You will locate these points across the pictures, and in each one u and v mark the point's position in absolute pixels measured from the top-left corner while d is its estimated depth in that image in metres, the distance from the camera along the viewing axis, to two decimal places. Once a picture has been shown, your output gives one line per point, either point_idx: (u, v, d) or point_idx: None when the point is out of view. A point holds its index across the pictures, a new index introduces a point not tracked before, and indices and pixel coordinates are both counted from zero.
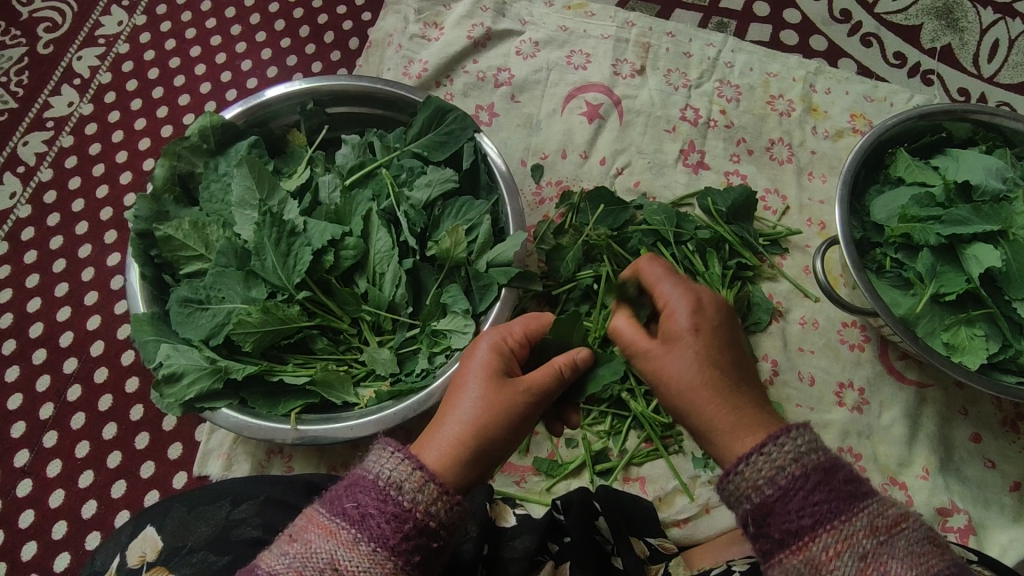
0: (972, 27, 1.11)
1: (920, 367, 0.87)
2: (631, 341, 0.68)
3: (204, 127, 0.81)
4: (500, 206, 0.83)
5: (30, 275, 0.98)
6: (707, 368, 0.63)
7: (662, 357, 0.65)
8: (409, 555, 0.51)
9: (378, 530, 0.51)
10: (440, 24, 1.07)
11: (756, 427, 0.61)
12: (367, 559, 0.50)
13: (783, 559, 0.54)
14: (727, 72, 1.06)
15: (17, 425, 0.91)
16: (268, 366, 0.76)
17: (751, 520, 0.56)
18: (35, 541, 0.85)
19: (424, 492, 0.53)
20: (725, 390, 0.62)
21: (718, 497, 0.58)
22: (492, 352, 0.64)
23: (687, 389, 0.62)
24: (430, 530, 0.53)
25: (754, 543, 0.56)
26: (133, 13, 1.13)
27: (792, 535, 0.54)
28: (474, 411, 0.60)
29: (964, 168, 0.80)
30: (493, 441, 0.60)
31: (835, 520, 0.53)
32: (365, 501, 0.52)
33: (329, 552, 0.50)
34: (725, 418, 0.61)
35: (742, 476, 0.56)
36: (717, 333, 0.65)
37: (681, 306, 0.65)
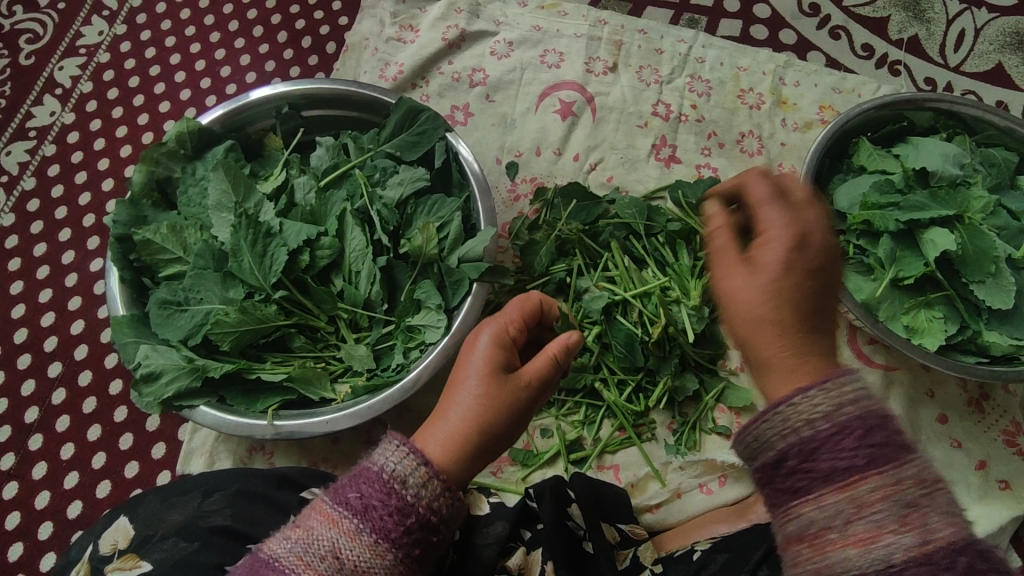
0: (939, 18, 1.13)
1: (888, 350, 0.89)
2: (715, 247, 0.58)
3: (181, 133, 0.83)
4: (472, 203, 0.85)
5: (14, 282, 1.00)
6: (781, 298, 0.52)
7: (722, 276, 0.56)
8: (409, 548, 0.53)
9: (379, 522, 0.52)
10: (415, 26, 1.09)
11: (804, 368, 0.52)
12: (369, 549, 0.52)
13: (824, 493, 0.49)
14: (698, 67, 1.08)
15: (4, 429, 0.92)
16: (246, 364, 0.78)
17: (797, 450, 0.50)
18: (22, 542, 0.87)
19: (427, 489, 0.54)
20: (786, 323, 0.53)
21: (753, 431, 0.52)
22: (488, 342, 0.62)
23: (744, 316, 0.54)
24: (433, 525, 0.55)
25: (792, 476, 0.50)
26: (114, 23, 1.15)
27: (840, 468, 0.49)
28: (471, 404, 0.60)
29: (923, 155, 0.83)
30: (489, 432, 0.59)
31: (887, 465, 0.48)
32: (368, 492, 0.53)
33: (331, 539, 0.52)
34: (778, 352, 0.52)
35: (795, 408, 0.50)
36: (818, 282, 0.53)
37: (781, 241, 0.53)
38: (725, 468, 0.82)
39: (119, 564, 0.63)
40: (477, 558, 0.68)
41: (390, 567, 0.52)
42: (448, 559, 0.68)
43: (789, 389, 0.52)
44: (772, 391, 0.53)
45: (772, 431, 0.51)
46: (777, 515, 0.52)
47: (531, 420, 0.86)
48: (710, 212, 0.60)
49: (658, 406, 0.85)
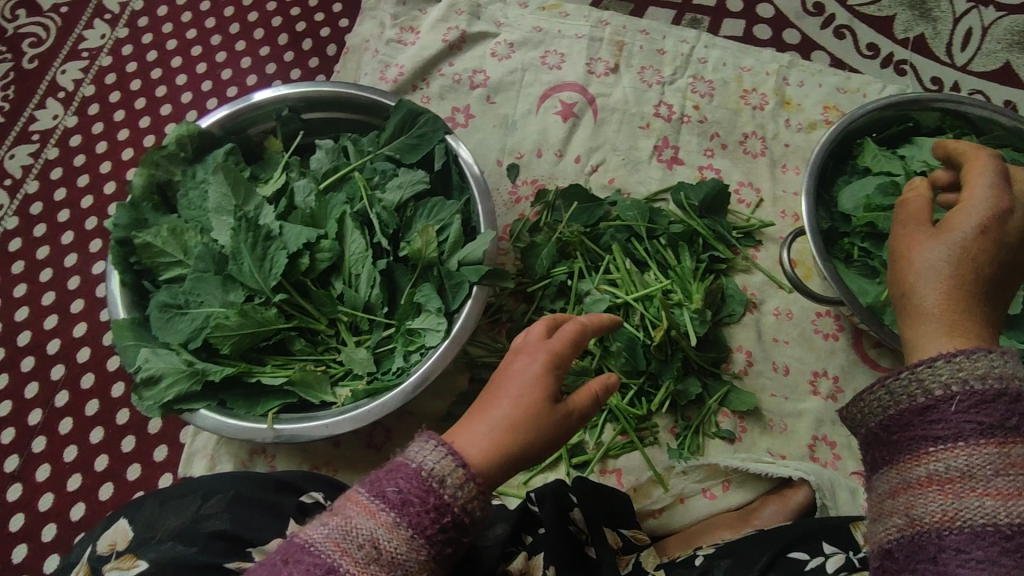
0: (945, 17, 1.12)
1: (894, 354, 0.88)
2: (910, 208, 0.63)
3: (181, 136, 0.83)
4: (472, 205, 0.85)
5: (18, 285, 1.00)
6: (966, 263, 0.56)
7: (916, 241, 0.60)
8: (442, 547, 0.49)
9: (417, 518, 0.48)
10: (416, 28, 1.09)
11: (970, 333, 0.55)
12: (405, 543, 0.47)
13: (977, 444, 0.47)
14: (701, 67, 1.07)
15: (7, 431, 0.93)
16: (246, 368, 0.78)
17: (959, 399, 0.48)
18: (25, 544, 0.87)
19: (464, 489, 0.50)
20: (944, 294, 0.56)
21: (876, 392, 0.52)
22: (543, 362, 0.56)
23: (933, 277, 0.57)
24: (465, 525, 0.50)
25: (935, 420, 0.49)
26: (115, 26, 1.16)
27: (1000, 425, 0.47)
28: (518, 423, 0.54)
29: (930, 156, 0.82)
30: (529, 455, 0.55)
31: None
32: (407, 487, 0.49)
33: (369, 530, 0.47)
34: (942, 316, 0.56)
35: (976, 360, 0.50)
36: (998, 253, 0.57)
37: (983, 202, 0.58)
38: (728, 472, 0.81)
39: (116, 564, 0.62)
40: (479, 559, 0.67)
41: (422, 564, 0.48)
42: (448, 560, 0.67)
43: (928, 348, 0.55)
44: (919, 343, 0.56)
45: (930, 376, 0.50)
46: (897, 460, 0.50)
47: None
48: (912, 184, 0.66)
49: (661, 410, 0.84)
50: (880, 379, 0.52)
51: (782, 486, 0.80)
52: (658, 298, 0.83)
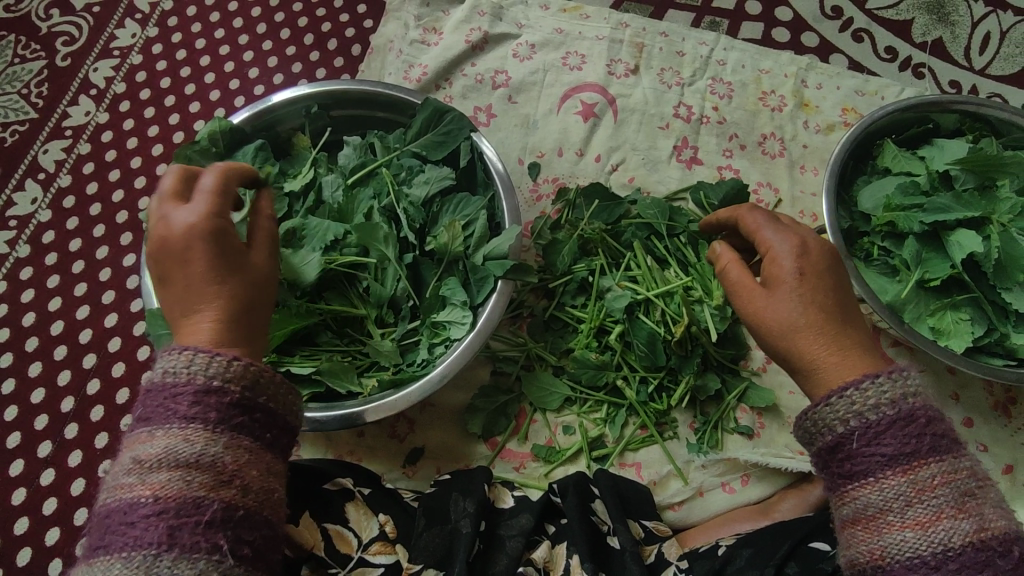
0: (963, 21, 1.13)
1: (912, 353, 0.89)
2: (733, 281, 0.65)
3: (213, 131, 0.85)
4: (497, 202, 0.87)
5: (51, 276, 1.03)
6: (812, 305, 0.60)
7: (757, 306, 0.62)
8: (205, 414, 0.51)
9: (170, 411, 0.51)
10: (439, 29, 1.11)
11: (858, 358, 0.59)
12: (170, 437, 0.50)
13: (884, 476, 0.54)
14: (720, 69, 1.08)
15: (40, 418, 0.95)
16: (276, 357, 0.80)
17: (862, 433, 0.55)
18: (58, 527, 0.90)
19: (197, 362, 0.52)
20: (813, 334, 0.60)
21: (806, 422, 0.58)
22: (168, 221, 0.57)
23: (793, 334, 0.60)
24: (220, 388, 0.52)
25: (851, 459, 0.55)
26: (146, 26, 1.18)
27: (901, 454, 0.53)
28: (199, 283, 0.56)
29: (948, 158, 0.83)
30: (246, 296, 0.56)
31: (946, 454, 0.54)
32: (151, 400, 0.52)
33: (134, 452, 0.51)
34: (828, 357, 0.59)
35: (863, 392, 0.56)
36: (827, 281, 0.62)
37: (785, 247, 0.63)
38: (747, 466, 0.83)
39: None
40: (502, 547, 0.69)
41: (202, 439, 0.50)
42: (475, 548, 0.68)
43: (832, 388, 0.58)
44: (820, 392, 0.59)
45: (831, 414, 0.56)
46: (837, 495, 0.57)
47: (553, 417, 0.87)
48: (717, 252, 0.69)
49: (681, 405, 0.85)
50: (798, 417, 0.59)
51: (800, 481, 0.82)
52: (678, 294, 0.85)
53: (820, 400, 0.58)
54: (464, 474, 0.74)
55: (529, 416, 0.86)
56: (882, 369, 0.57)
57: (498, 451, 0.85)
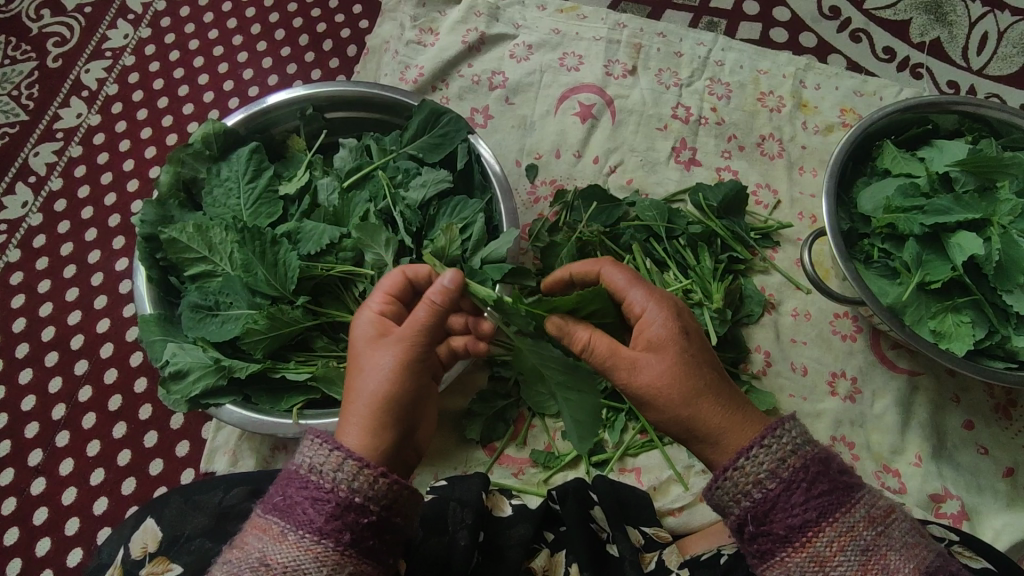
0: (961, 21, 1.12)
1: (912, 355, 0.89)
2: (599, 353, 0.61)
3: (206, 134, 0.84)
4: (495, 205, 0.86)
5: (42, 281, 1.01)
6: (687, 368, 0.61)
7: (632, 379, 0.61)
8: (339, 534, 0.54)
9: (304, 517, 0.55)
10: (435, 29, 1.10)
11: (746, 422, 0.61)
12: (300, 546, 0.54)
13: (786, 556, 0.56)
14: (718, 70, 1.08)
15: (32, 425, 0.94)
16: (271, 363, 0.79)
17: (763, 510, 0.57)
18: (50, 537, 0.88)
19: (344, 470, 0.56)
20: (701, 405, 0.60)
21: (714, 497, 0.60)
22: (371, 318, 0.63)
23: (676, 405, 0.60)
24: (361, 504, 0.56)
25: (754, 541, 0.58)
26: (139, 26, 1.17)
27: (799, 528, 0.56)
28: (368, 382, 0.60)
29: (949, 159, 0.82)
30: (399, 404, 0.60)
31: (837, 512, 0.56)
32: (293, 493, 0.56)
33: (260, 549, 0.54)
34: (721, 427, 0.60)
35: (743, 471, 0.58)
36: (694, 342, 0.62)
37: (658, 313, 0.63)
38: None
39: (150, 568, 0.65)
40: (503, 559, 0.69)
41: (331, 560, 0.54)
42: (474, 560, 0.67)
43: (730, 455, 0.60)
44: (724, 457, 0.60)
45: (732, 489, 0.58)
46: (754, 572, 0.60)
47: (552, 422, 0.86)
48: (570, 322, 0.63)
49: None
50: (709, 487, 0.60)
51: None
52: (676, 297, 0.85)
53: (714, 479, 0.60)
54: (462, 481, 0.72)
55: (528, 420, 0.86)
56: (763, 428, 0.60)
57: (497, 457, 0.84)
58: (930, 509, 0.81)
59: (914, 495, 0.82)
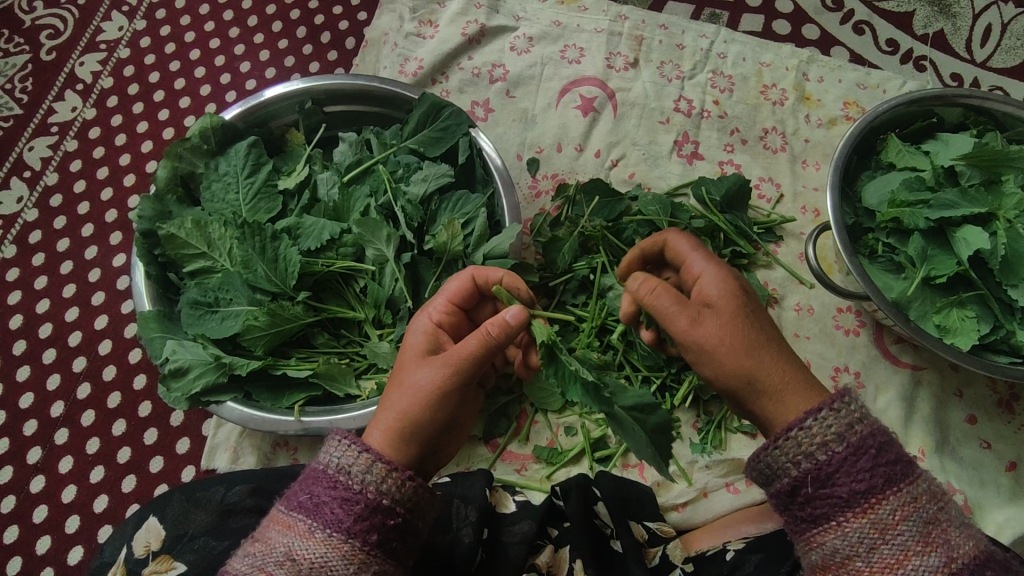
0: (965, 13, 1.11)
1: (915, 350, 0.88)
2: (666, 307, 0.62)
3: (204, 128, 0.83)
4: (496, 200, 0.85)
5: (38, 277, 1.00)
6: (750, 325, 0.61)
7: (699, 329, 0.61)
8: (366, 535, 0.54)
9: (330, 516, 0.54)
10: (435, 22, 1.08)
11: (808, 383, 0.61)
12: (325, 544, 0.54)
13: (844, 521, 0.56)
14: (721, 63, 1.07)
15: (30, 423, 0.93)
16: (272, 361, 0.78)
17: (827, 471, 0.56)
18: (49, 536, 0.88)
19: (373, 472, 0.56)
20: (768, 359, 0.61)
21: (772, 458, 0.58)
22: (427, 327, 0.64)
23: (742, 356, 0.60)
24: (388, 506, 0.55)
25: (811, 504, 0.57)
26: (133, 18, 1.15)
27: (861, 495, 0.55)
28: (400, 395, 0.60)
29: (954, 152, 0.82)
30: (421, 422, 0.59)
31: (903, 483, 0.55)
32: (317, 491, 0.56)
33: (286, 544, 0.54)
34: (785, 381, 0.60)
35: (809, 432, 0.57)
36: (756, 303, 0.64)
37: (712, 274, 0.64)
38: None
39: (153, 567, 0.65)
40: (505, 555, 0.68)
41: (357, 561, 0.54)
42: (477, 559, 0.67)
43: (795, 414, 0.59)
44: (786, 417, 0.60)
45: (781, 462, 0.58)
46: (804, 539, 0.59)
47: (555, 418, 0.86)
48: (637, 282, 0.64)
49: (683, 405, 0.85)
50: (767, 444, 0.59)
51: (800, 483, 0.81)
52: None
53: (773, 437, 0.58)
54: (464, 477, 0.72)
55: (530, 417, 0.85)
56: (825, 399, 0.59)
57: (499, 453, 0.84)
58: None
59: None
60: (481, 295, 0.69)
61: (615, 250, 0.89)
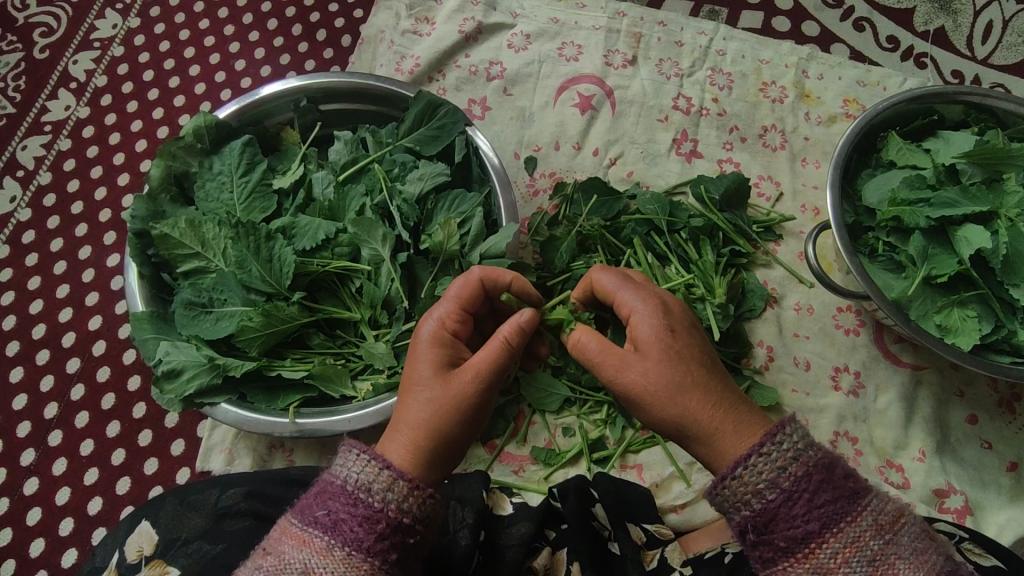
0: (966, 9, 1.10)
1: (915, 350, 0.88)
2: (595, 355, 0.63)
3: (198, 127, 0.82)
4: (493, 199, 0.84)
5: (32, 278, 1.00)
6: (680, 369, 0.60)
7: (626, 378, 0.61)
8: (386, 553, 0.54)
9: (350, 534, 0.54)
10: (431, 19, 1.07)
11: (744, 424, 0.59)
12: (345, 563, 0.53)
13: (788, 565, 0.55)
14: (720, 60, 1.06)
15: (23, 424, 0.92)
16: (267, 362, 0.77)
17: (761, 520, 0.56)
18: (43, 538, 0.87)
19: (395, 490, 0.55)
20: (701, 403, 0.59)
21: (715, 503, 0.59)
22: (434, 335, 0.63)
23: (666, 403, 0.60)
24: (408, 525, 0.55)
25: (757, 549, 0.57)
26: (128, 16, 1.14)
27: (800, 540, 0.55)
28: (419, 411, 0.60)
29: (955, 151, 0.81)
30: (444, 437, 0.59)
31: (841, 523, 0.54)
32: (335, 507, 0.55)
33: (303, 561, 0.53)
34: (716, 426, 0.59)
35: (742, 480, 0.56)
36: (692, 343, 0.62)
37: (646, 313, 0.62)
38: None
39: (147, 572, 0.64)
40: (502, 559, 0.68)
41: None
42: (474, 561, 0.67)
43: (727, 457, 0.58)
44: (723, 462, 0.59)
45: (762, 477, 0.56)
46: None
47: (553, 418, 0.85)
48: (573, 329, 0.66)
49: None
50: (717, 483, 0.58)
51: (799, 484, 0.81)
52: (680, 291, 0.83)
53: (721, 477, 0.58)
54: (461, 479, 0.72)
55: (528, 417, 0.85)
56: (759, 439, 0.58)
57: (497, 454, 0.83)
58: (935, 504, 0.81)
59: (918, 490, 0.82)
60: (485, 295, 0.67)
61: (612, 250, 0.89)
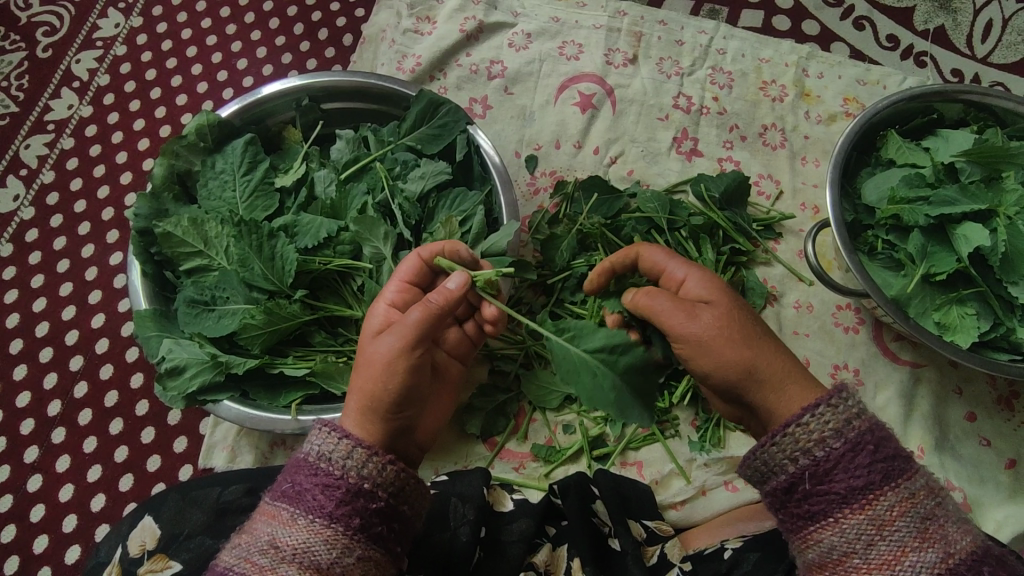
0: (966, 8, 1.10)
1: (915, 348, 0.88)
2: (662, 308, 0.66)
3: (200, 126, 0.83)
4: (494, 197, 0.85)
5: (35, 276, 1.00)
6: (741, 318, 0.64)
7: (694, 328, 0.64)
8: (348, 519, 0.55)
9: (315, 502, 0.56)
10: (433, 18, 1.07)
11: (801, 377, 0.63)
12: (309, 531, 0.55)
13: (841, 516, 0.55)
14: (720, 59, 1.06)
15: (27, 422, 0.93)
16: (269, 359, 0.78)
17: (820, 468, 0.56)
18: (47, 534, 0.88)
19: (353, 458, 0.57)
20: (764, 350, 0.63)
21: (768, 455, 0.59)
22: (382, 310, 0.67)
23: (736, 349, 0.63)
24: (370, 492, 0.57)
25: (808, 501, 0.57)
26: (130, 15, 1.15)
27: (858, 492, 0.55)
28: (360, 375, 0.63)
29: (954, 149, 0.81)
30: (381, 395, 0.61)
31: (901, 478, 0.55)
32: (300, 479, 0.57)
33: (270, 533, 0.55)
34: (783, 374, 0.62)
35: (807, 428, 0.57)
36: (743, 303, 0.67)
37: (696, 274, 0.67)
38: None
39: (150, 565, 0.65)
40: (504, 554, 0.68)
41: (340, 545, 0.55)
42: (474, 557, 0.67)
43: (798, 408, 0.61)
44: (788, 413, 0.62)
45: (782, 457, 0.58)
46: (801, 536, 0.58)
47: (553, 416, 0.86)
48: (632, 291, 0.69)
49: (682, 402, 0.84)
50: (763, 443, 0.59)
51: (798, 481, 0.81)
52: None
53: (769, 436, 0.59)
54: (462, 476, 0.72)
55: (529, 415, 0.85)
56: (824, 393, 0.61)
57: (498, 451, 0.84)
58: None
59: None
60: (435, 275, 0.72)
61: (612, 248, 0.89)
